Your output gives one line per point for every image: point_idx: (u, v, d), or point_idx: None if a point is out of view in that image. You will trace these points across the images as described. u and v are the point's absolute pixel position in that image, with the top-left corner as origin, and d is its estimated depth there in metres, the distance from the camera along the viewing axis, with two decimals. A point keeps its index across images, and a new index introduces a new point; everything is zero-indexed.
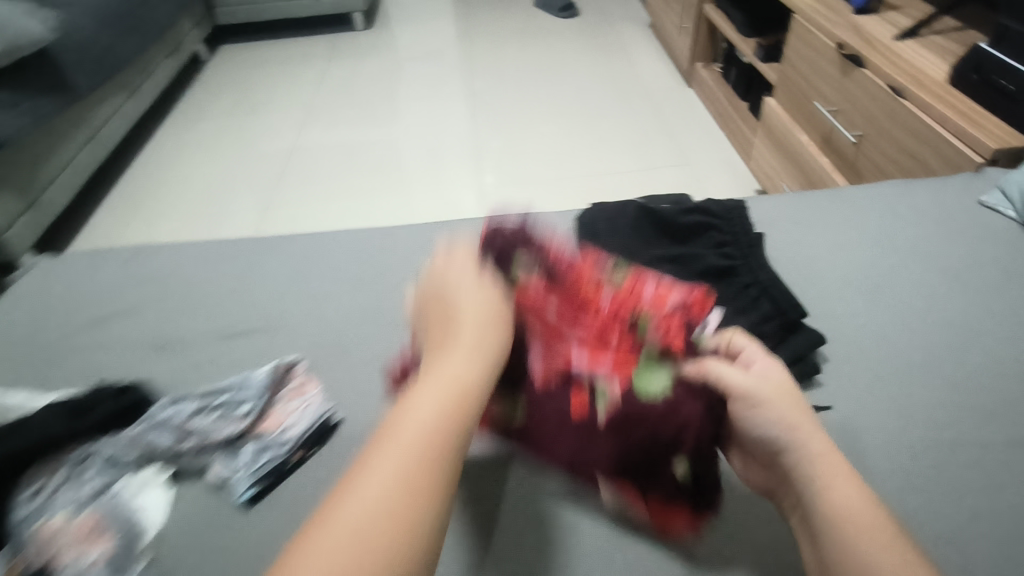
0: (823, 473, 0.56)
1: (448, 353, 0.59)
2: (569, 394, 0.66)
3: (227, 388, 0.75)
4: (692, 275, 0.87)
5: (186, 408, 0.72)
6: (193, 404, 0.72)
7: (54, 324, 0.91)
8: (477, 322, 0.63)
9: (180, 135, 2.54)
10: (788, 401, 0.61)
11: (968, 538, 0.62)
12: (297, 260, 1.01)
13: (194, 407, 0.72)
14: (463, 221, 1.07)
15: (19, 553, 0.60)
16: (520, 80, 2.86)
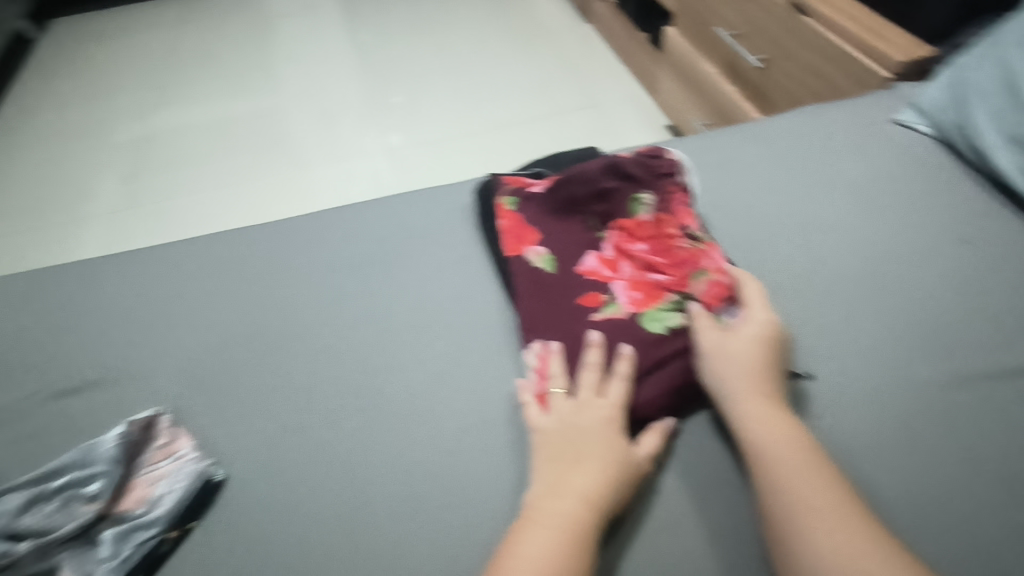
0: (752, 432, 0.60)
1: (569, 446, 0.58)
2: (583, 297, 0.72)
3: (65, 467, 0.60)
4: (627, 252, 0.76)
5: (9, 505, 0.57)
6: (20, 497, 0.57)
7: None
8: (604, 421, 0.60)
9: (17, 131, 2.17)
10: (750, 360, 0.64)
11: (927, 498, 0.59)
12: (150, 280, 0.83)
13: (28, 498, 0.57)
14: (351, 206, 0.92)
15: None
16: (407, 30, 2.61)
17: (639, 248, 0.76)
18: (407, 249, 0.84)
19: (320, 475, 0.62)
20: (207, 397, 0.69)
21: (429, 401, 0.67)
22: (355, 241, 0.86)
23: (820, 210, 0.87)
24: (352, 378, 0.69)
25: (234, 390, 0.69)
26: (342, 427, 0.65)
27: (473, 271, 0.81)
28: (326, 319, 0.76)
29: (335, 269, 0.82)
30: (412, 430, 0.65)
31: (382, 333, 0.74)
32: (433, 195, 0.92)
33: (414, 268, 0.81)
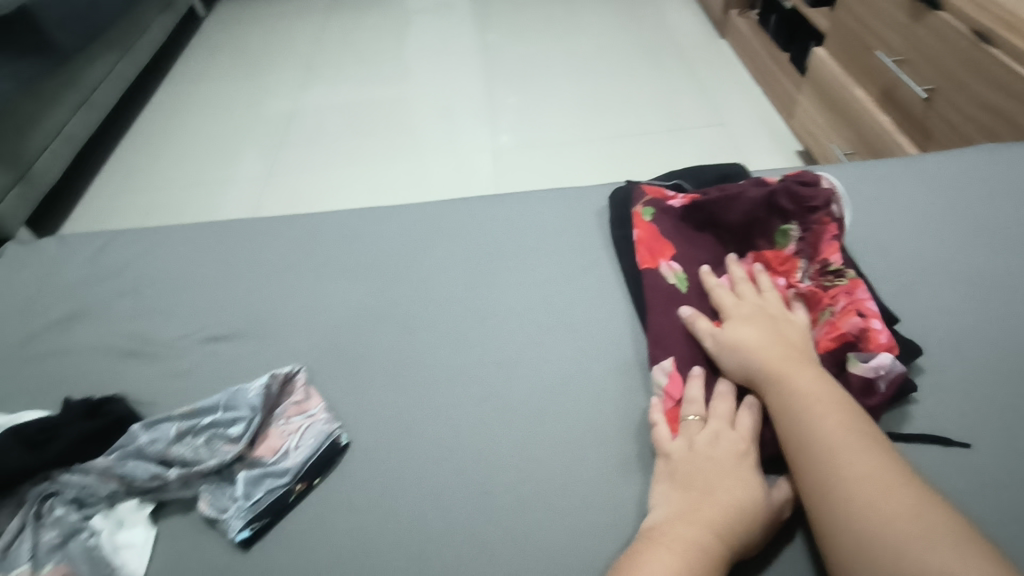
0: (825, 458, 0.52)
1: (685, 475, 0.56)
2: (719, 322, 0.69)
3: (212, 407, 0.65)
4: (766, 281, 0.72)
5: (165, 433, 0.62)
6: (176, 427, 0.63)
7: (23, 323, 0.81)
8: (721, 452, 0.57)
9: (181, 97, 2.40)
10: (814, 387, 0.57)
11: None
12: (295, 245, 0.88)
13: (185, 430, 0.63)
14: (484, 198, 0.94)
15: None
16: (537, 33, 2.64)
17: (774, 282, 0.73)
18: (536, 248, 0.84)
19: (437, 455, 0.64)
20: (338, 364, 0.73)
21: (548, 402, 0.67)
22: (488, 232, 0.88)
23: (992, 261, 0.78)
24: (474, 367, 0.71)
25: (362, 363, 0.73)
26: (461, 413, 0.67)
27: (601, 278, 0.80)
28: (453, 306, 0.78)
29: (465, 258, 0.84)
30: (528, 428, 0.65)
31: (506, 327, 0.75)
32: (566, 197, 0.92)
33: (541, 268, 0.82)
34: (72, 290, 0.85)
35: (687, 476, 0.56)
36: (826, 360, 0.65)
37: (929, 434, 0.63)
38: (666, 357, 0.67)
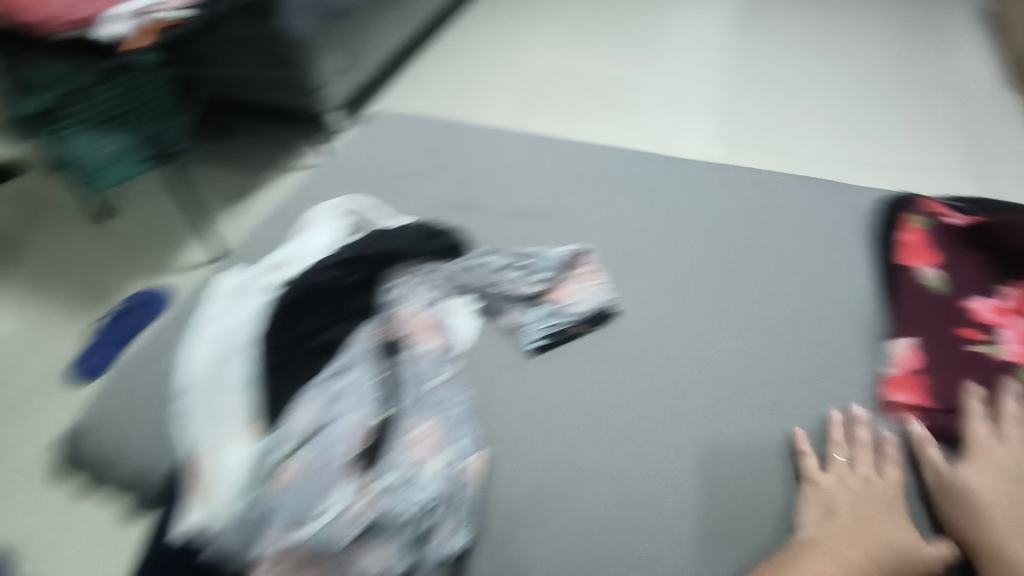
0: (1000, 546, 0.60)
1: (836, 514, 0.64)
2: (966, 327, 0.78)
3: (530, 255, 0.89)
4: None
5: (499, 261, 0.87)
6: (505, 258, 0.88)
7: (389, 165, 1.10)
8: (871, 504, 0.65)
9: (461, 35, 2.76)
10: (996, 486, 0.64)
11: None
12: (587, 164, 1.08)
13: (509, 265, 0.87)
14: (751, 171, 1.06)
15: (385, 324, 0.76)
16: (803, 40, 2.59)
17: None
18: (795, 220, 0.96)
19: (681, 345, 0.80)
20: (611, 258, 0.91)
21: (780, 342, 0.81)
22: (751, 200, 1.00)
23: None
24: (722, 295, 0.86)
25: (631, 264, 0.90)
26: (705, 324, 0.82)
27: (851, 261, 0.89)
28: (712, 245, 0.92)
29: (727, 212, 0.98)
30: (757, 355, 0.80)
31: (756, 274, 0.88)
32: (830, 188, 1.01)
33: (797, 237, 0.93)
34: (421, 153, 1.13)
35: (833, 506, 0.65)
36: None
37: None
38: (903, 338, 0.78)
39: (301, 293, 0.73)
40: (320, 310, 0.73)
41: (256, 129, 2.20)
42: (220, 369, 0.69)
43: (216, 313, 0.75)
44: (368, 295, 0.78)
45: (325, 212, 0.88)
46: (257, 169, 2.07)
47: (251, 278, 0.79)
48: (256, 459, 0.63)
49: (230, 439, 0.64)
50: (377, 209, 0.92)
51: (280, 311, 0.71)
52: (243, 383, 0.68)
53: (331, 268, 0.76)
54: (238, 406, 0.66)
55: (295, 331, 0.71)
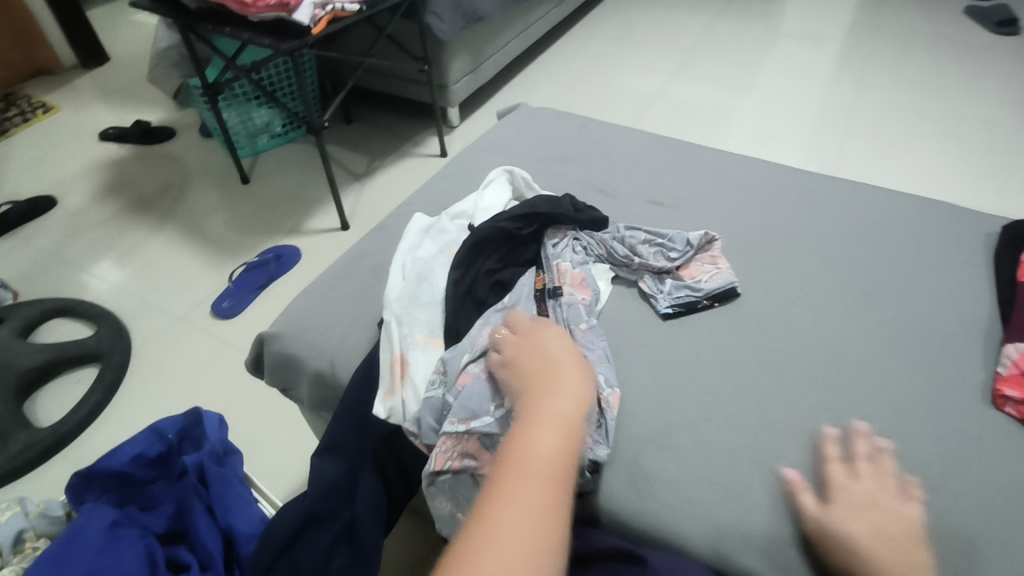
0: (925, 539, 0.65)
1: None
2: None
3: (665, 235, 0.99)
4: None
5: (638, 237, 0.98)
6: (644, 235, 0.98)
7: (535, 151, 1.24)
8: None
9: (574, 49, 2.91)
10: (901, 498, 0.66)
11: None
12: (716, 167, 1.19)
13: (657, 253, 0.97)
14: (875, 189, 1.13)
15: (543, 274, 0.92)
16: (919, 82, 2.58)
17: None
18: (914, 234, 1.02)
19: (800, 326, 0.89)
20: (735, 248, 1.01)
21: (896, 333, 0.87)
22: (874, 213, 1.07)
23: None
24: (840, 290, 0.94)
25: (754, 254, 1.00)
26: (823, 312, 0.90)
27: (969, 275, 0.95)
28: (832, 247, 1.00)
29: (847, 220, 1.06)
30: (874, 343, 0.86)
31: (873, 275, 0.95)
32: (951, 211, 1.07)
33: (915, 249, 1.00)
34: (564, 144, 1.27)
35: None
36: None
37: None
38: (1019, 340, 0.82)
39: (483, 237, 0.93)
40: (497, 254, 0.94)
41: (383, 117, 2.42)
42: (416, 291, 0.88)
43: (412, 250, 0.95)
44: (533, 247, 0.97)
45: (493, 179, 1.06)
46: (380, 152, 2.27)
47: (442, 224, 0.99)
48: (440, 361, 0.79)
49: (417, 346, 0.82)
50: (533, 181, 1.07)
51: (468, 250, 0.92)
52: (430, 306, 0.87)
53: (507, 222, 0.95)
54: (428, 320, 0.85)
55: (479, 268, 0.92)
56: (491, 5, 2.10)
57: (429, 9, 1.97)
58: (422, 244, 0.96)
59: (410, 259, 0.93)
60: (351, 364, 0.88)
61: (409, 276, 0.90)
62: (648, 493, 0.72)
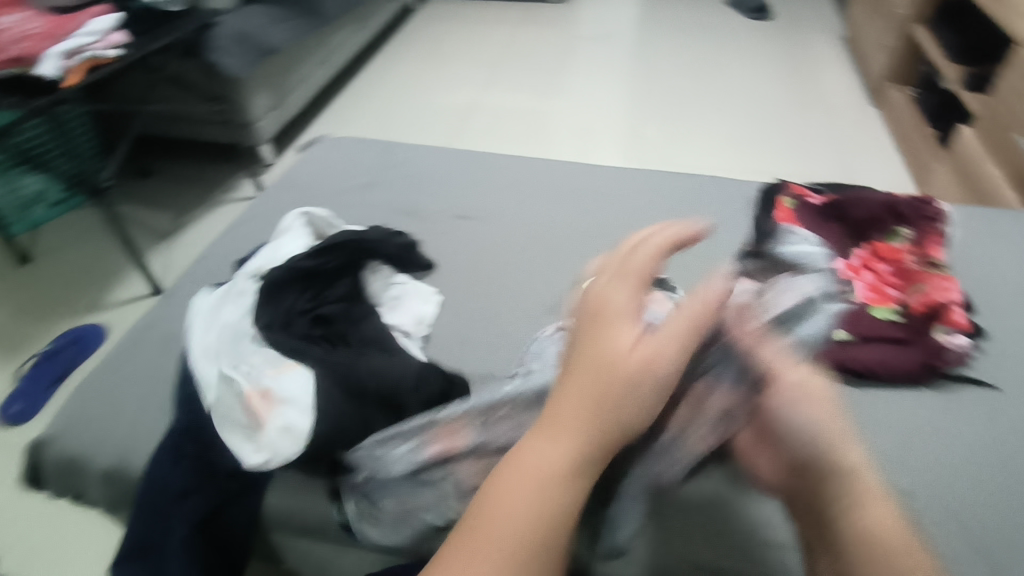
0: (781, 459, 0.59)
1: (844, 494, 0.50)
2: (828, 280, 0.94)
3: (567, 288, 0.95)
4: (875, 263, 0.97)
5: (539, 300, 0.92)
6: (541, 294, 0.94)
7: (336, 182, 1.20)
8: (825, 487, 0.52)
9: (385, 71, 2.89)
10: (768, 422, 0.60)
11: None
12: (515, 174, 1.23)
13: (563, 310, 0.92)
14: (656, 173, 1.23)
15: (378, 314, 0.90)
16: (697, 69, 2.89)
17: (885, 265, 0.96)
18: (692, 210, 1.13)
19: None
20: (540, 249, 1.05)
21: None
22: (657, 195, 1.17)
23: None
24: None
25: (557, 252, 1.04)
26: None
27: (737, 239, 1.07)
28: (625, 233, 1.08)
29: (636, 205, 1.14)
30: None
31: None
32: (720, 184, 1.20)
33: (694, 223, 1.10)
34: (366, 170, 1.24)
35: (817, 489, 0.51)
36: (916, 319, 0.88)
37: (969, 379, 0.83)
38: None
39: (288, 275, 0.85)
40: (306, 291, 0.86)
41: (184, 166, 2.22)
42: (237, 340, 0.77)
43: (203, 314, 0.82)
44: (344, 282, 0.91)
45: (284, 223, 0.96)
46: (188, 204, 2.08)
47: (235, 279, 0.86)
48: (309, 382, 0.71)
49: (269, 379, 0.71)
50: (333, 218, 1.00)
51: (271, 289, 0.83)
52: (262, 348, 0.76)
53: (308, 258, 0.88)
54: (267, 358, 0.74)
55: (290, 306, 0.83)
56: (282, 35, 2.00)
57: (211, 45, 1.84)
58: (218, 302, 0.83)
59: (208, 321, 0.81)
60: (144, 453, 0.78)
61: (224, 334, 0.79)
62: None
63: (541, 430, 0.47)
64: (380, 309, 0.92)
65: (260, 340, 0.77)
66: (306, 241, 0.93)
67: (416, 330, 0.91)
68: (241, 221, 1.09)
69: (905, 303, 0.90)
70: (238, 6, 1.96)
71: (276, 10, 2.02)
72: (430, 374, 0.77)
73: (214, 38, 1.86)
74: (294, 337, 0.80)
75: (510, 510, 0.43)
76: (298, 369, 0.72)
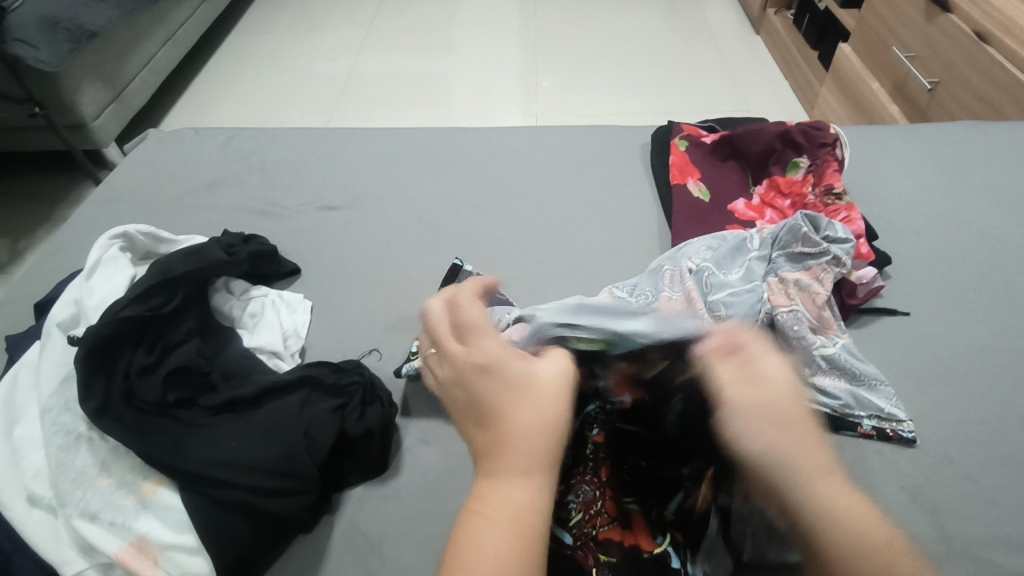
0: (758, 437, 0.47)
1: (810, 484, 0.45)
2: (727, 226, 0.90)
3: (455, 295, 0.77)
4: (771, 203, 0.93)
5: None
6: None
7: (174, 186, 1.01)
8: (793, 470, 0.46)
9: (247, 47, 2.58)
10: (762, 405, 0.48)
11: (1004, 428, 0.68)
12: (387, 149, 1.08)
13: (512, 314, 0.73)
14: (543, 129, 1.12)
15: (246, 341, 0.72)
16: (583, 13, 2.77)
17: (783, 205, 0.92)
18: (585, 166, 1.04)
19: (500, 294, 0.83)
20: (423, 232, 0.92)
21: (587, 271, 0.86)
22: (546, 154, 1.06)
23: (965, 201, 0.95)
24: (531, 244, 0.90)
25: (442, 233, 0.92)
26: (517, 271, 0.86)
27: (637, 192, 0.99)
28: (516, 202, 0.97)
29: (525, 169, 1.03)
30: (572, 288, 0.84)
31: (558, 218, 0.94)
32: (613, 133, 1.11)
33: (588, 180, 1.01)
34: (210, 167, 1.05)
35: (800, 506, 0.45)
36: None
37: (882, 307, 0.80)
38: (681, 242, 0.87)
39: (103, 339, 0.60)
40: (141, 344, 0.63)
41: (14, 183, 1.89)
42: (64, 459, 0.56)
43: None
44: (191, 317, 0.69)
45: (91, 251, 0.72)
46: (24, 227, 1.78)
47: (24, 364, 0.63)
48: (181, 515, 0.54)
49: (130, 515, 0.54)
50: (162, 231, 0.78)
51: (88, 360, 0.59)
52: (104, 463, 0.57)
53: (133, 303, 0.64)
54: (118, 476, 0.56)
55: (124, 372, 0.60)
56: (101, 17, 1.69)
57: (12, 36, 1.55)
58: (14, 416, 0.59)
59: (9, 447, 0.58)
60: None
61: (48, 432, 0.57)
62: (376, 564, 0.58)
63: (499, 470, 0.44)
64: (238, 332, 0.73)
65: (107, 450, 0.57)
66: (133, 274, 0.70)
67: (286, 348, 0.74)
68: (52, 249, 0.89)
69: None
70: None
71: None
72: (322, 414, 0.61)
73: (13, 28, 1.55)
74: (146, 413, 0.59)
75: (483, 535, 0.41)
76: (163, 490, 0.56)
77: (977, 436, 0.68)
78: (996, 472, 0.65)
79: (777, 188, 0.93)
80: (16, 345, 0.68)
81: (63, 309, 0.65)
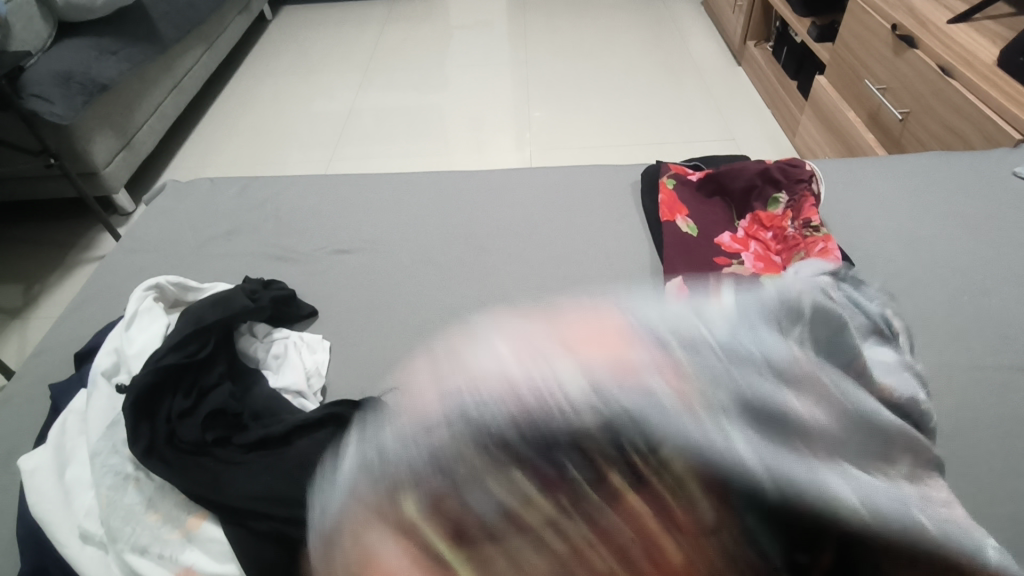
0: None
1: None
2: (716, 257, 0.97)
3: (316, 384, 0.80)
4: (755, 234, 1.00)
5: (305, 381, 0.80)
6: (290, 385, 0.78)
7: (195, 235, 1.07)
8: None
9: (248, 91, 2.67)
10: None
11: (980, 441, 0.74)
12: (394, 193, 1.15)
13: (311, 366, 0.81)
14: (540, 170, 1.19)
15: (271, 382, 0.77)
16: (572, 48, 2.88)
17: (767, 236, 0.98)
18: (581, 206, 1.10)
19: None
20: (430, 271, 0.98)
21: None
22: (544, 195, 1.13)
23: (934, 228, 1.02)
24: (534, 281, 0.96)
25: (448, 272, 0.98)
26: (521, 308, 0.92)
27: (629, 228, 1.05)
28: (517, 241, 1.03)
29: (524, 209, 1.10)
30: None
31: (557, 256, 1.00)
32: (605, 172, 1.18)
33: (583, 219, 1.08)
34: (226, 216, 1.11)
35: None
36: None
37: None
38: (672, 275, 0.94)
39: (148, 385, 0.66)
40: (180, 389, 0.68)
41: (28, 230, 1.95)
42: (114, 498, 0.61)
43: (46, 481, 0.63)
44: (223, 360, 0.75)
45: (129, 301, 0.78)
46: (37, 272, 1.83)
47: (72, 411, 0.69)
48: (222, 544, 0.59)
49: (177, 547, 0.59)
50: (190, 280, 0.84)
51: (134, 406, 0.64)
52: (151, 499, 0.62)
53: (172, 351, 0.70)
54: (165, 511, 0.61)
55: (167, 416, 0.66)
56: (112, 70, 1.78)
57: (27, 92, 1.62)
58: (65, 459, 0.65)
59: (62, 489, 0.63)
60: None
61: (99, 472, 0.63)
62: None
63: None
64: (263, 373, 0.78)
65: (153, 488, 0.62)
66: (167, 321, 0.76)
67: (309, 387, 0.79)
68: (81, 300, 0.94)
69: (786, 272, 0.92)
70: (54, 45, 1.73)
71: (101, 40, 1.80)
72: None
73: (29, 84, 1.62)
74: (188, 453, 0.64)
75: None
76: (206, 523, 0.61)
77: (952, 447, 0.73)
78: (966, 479, 0.70)
79: (761, 219, 1.00)
80: (62, 394, 0.73)
81: (106, 357, 0.71)
